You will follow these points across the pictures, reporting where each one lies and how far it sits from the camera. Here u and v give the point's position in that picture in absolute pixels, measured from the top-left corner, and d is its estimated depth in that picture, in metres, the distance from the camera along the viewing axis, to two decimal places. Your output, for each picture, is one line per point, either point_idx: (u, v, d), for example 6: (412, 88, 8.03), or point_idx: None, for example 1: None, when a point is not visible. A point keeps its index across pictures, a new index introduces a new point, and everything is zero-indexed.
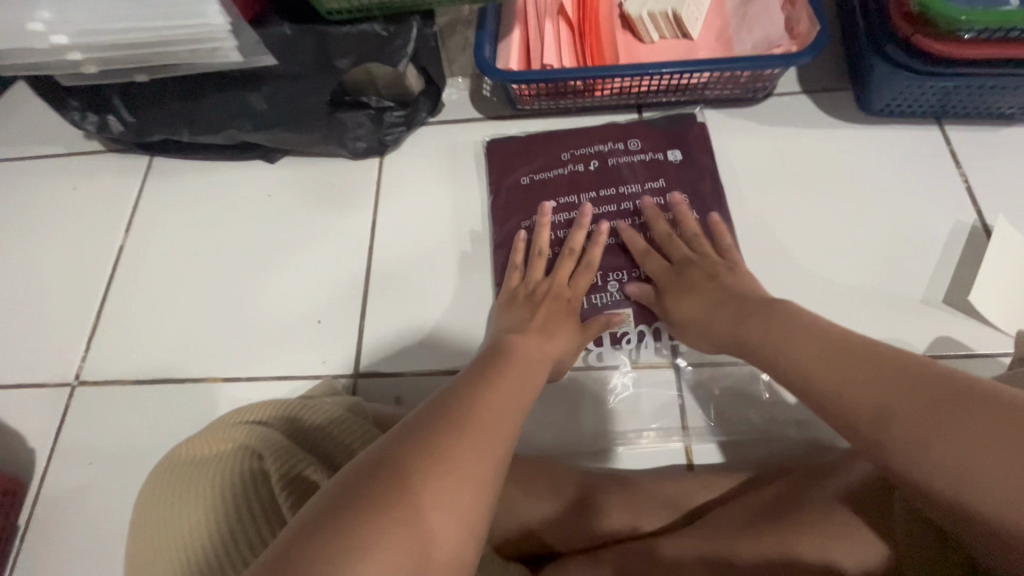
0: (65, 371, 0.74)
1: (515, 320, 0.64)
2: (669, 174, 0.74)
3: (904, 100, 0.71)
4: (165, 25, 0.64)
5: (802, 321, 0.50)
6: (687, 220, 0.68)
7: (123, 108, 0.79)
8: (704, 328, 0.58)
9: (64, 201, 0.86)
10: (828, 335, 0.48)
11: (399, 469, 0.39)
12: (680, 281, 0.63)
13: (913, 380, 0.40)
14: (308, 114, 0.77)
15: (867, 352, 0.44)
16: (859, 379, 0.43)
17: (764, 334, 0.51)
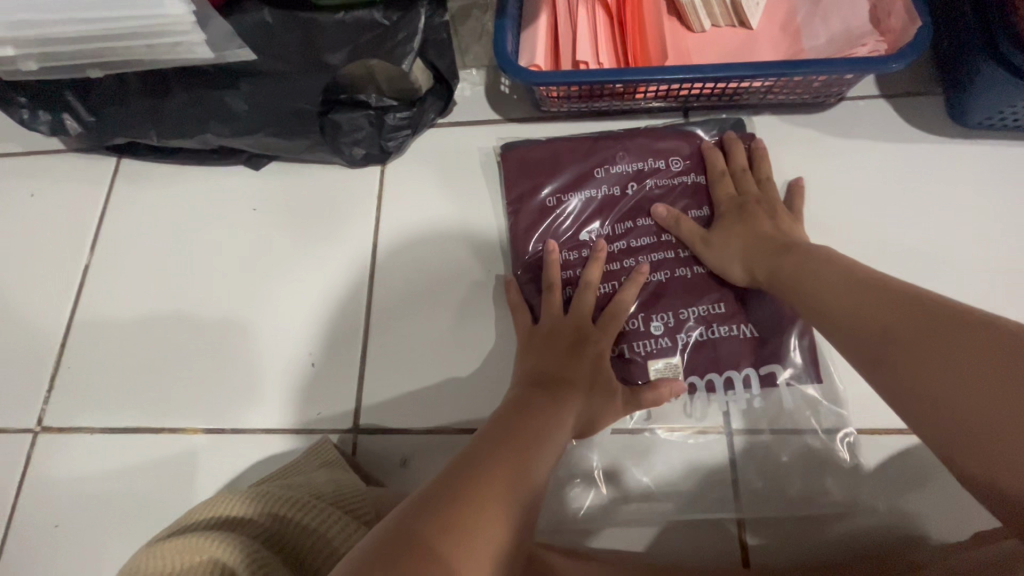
0: (25, 415, 0.65)
1: (539, 367, 0.54)
2: None
3: (1012, 113, 0.59)
4: (119, 17, 0.53)
5: (831, 260, 0.49)
6: (763, 162, 0.62)
7: (78, 105, 0.67)
8: (744, 259, 0.56)
9: (20, 211, 0.76)
10: (851, 270, 0.47)
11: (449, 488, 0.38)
12: (745, 212, 0.58)
13: (915, 308, 0.41)
14: (296, 118, 0.65)
15: (876, 282, 0.45)
16: (868, 308, 0.43)
17: (789, 272, 0.51)
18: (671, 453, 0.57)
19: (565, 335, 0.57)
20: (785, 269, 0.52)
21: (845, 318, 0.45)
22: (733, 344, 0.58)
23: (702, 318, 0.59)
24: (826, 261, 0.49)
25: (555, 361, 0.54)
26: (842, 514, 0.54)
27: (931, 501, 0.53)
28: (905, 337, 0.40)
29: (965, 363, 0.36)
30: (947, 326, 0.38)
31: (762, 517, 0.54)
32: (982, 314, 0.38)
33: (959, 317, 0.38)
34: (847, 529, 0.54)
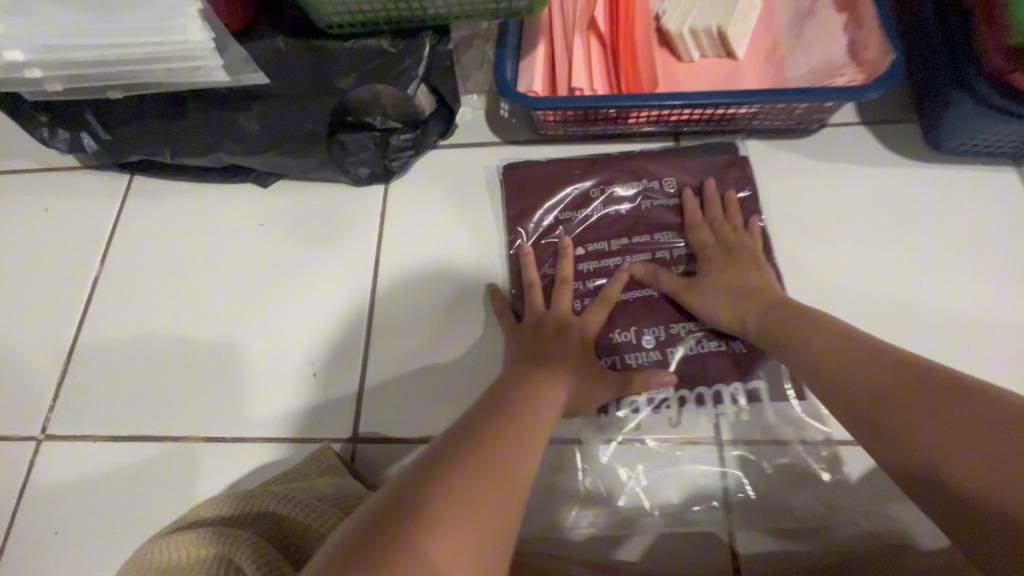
0: (30, 423, 0.66)
1: (533, 352, 0.56)
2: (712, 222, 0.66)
3: (983, 140, 0.62)
4: (139, 43, 0.55)
5: (808, 315, 0.52)
6: (734, 208, 0.65)
7: (97, 124, 0.70)
8: (729, 305, 0.57)
9: (34, 224, 0.78)
10: (835, 326, 0.50)
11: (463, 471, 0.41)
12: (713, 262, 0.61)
13: (894, 366, 0.44)
14: (306, 139, 0.68)
15: (853, 339, 0.48)
16: (842, 361, 0.47)
17: (766, 325, 0.54)
18: (664, 462, 0.58)
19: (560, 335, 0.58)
20: (762, 320, 0.55)
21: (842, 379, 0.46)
22: (723, 358, 0.60)
23: (694, 334, 0.62)
24: (802, 315, 0.52)
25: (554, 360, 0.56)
26: (830, 522, 0.55)
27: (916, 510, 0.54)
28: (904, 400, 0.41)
29: (936, 412, 0.39)
30: (926, 385, 0.41)
31: (752, 525, 0.56)
32: (953, 373, 0.41)
33: (931, 372, 0.42)
34: (833, 536, 0.55)
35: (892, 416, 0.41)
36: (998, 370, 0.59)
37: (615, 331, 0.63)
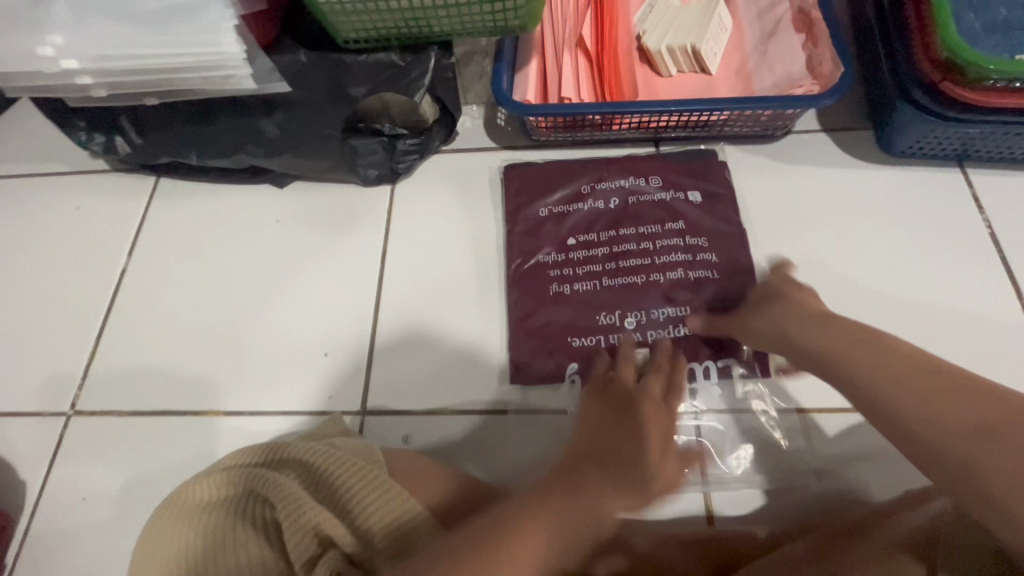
0: (59, 400, 0.71)
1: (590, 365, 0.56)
2: (692, 218, 0.73)
3: (927, 143, 0.70)
4: (178, 54, 0.62)
5: (864, 332, 0.51)
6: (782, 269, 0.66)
7: (130, 129, 0.77)
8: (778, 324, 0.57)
9: (64, 221, 0.84)
10: (896, 345, 0.49)
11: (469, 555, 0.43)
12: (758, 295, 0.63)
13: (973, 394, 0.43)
14: (321, 143, 0.75)
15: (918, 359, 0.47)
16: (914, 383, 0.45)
17: (825, 339, 0.53)
18: None
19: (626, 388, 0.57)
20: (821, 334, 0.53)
21: (920, 420, 0.44)
22: (698, 338, 0.67)
23: (672, 317, 0.68)
24: (858, 332, 0.52)
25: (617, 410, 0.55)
26: (796, 482, 0.60)
27: (873, 471, 0.60)
28: (1009, 443, 0.39)
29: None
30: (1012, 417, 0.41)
31: (726, 485, 0.61)
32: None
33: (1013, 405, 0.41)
34: (799, 495, 0.60)
35: (988, 475, 0.39)
36: (947, 348, 0.65)
37: (599, 313, 0.69)
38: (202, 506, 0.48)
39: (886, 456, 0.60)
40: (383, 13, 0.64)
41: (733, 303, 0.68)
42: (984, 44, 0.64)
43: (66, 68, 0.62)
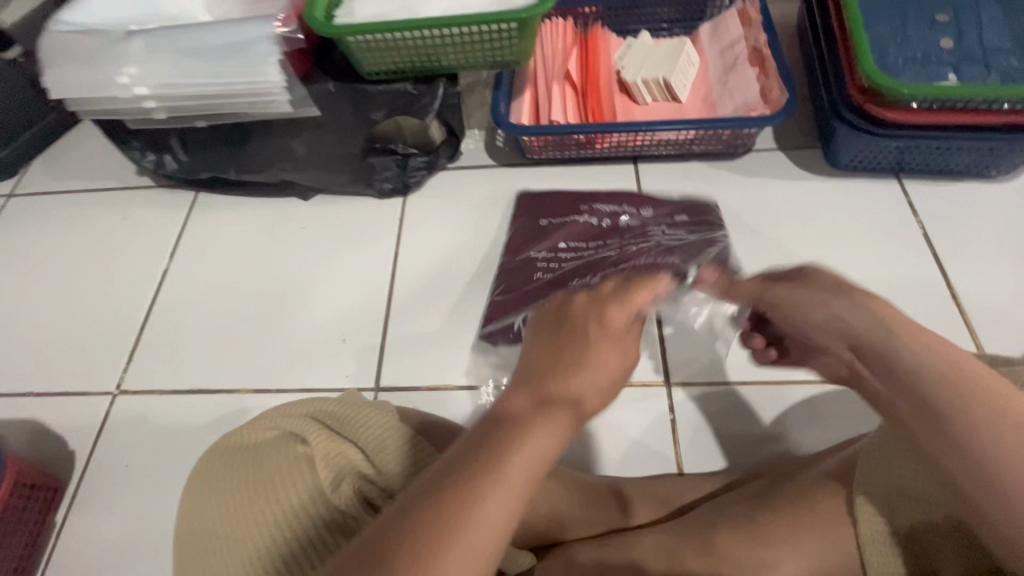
0: (106, 382, 0.80)
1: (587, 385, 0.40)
2: (660, 207, 0.85)
3: (865, 156, 0.81)
4: (229, 83, 0.74)
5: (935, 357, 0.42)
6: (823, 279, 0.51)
7: (178, 148, 0.89)
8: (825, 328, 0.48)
9: (113, 228, 0.95)
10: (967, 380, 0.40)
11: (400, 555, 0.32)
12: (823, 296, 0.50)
13: None
14: (344, 159, 0.87)
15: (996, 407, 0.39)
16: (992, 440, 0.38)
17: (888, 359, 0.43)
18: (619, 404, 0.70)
19: (582, 303, 0.45)
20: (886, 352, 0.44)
21: (966, 474, 0.39)
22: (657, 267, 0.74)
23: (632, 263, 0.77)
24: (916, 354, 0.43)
25: (596, 362, 0.42)
26: (759, 446, 0.67)
27: (826, 434, 0.67)
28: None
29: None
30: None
31: (696, 445, 0.68)
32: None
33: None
34: (761, 456, 0.67)
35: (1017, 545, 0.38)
36: None
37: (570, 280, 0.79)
38: (251, 445, 0.56)
39: (837, 420, 0.68)
40: (402, 49, 0.77)
41: (690, 253, 0.77)
42: (906, 74, 0.76)
43: (136, 94, 0.75)
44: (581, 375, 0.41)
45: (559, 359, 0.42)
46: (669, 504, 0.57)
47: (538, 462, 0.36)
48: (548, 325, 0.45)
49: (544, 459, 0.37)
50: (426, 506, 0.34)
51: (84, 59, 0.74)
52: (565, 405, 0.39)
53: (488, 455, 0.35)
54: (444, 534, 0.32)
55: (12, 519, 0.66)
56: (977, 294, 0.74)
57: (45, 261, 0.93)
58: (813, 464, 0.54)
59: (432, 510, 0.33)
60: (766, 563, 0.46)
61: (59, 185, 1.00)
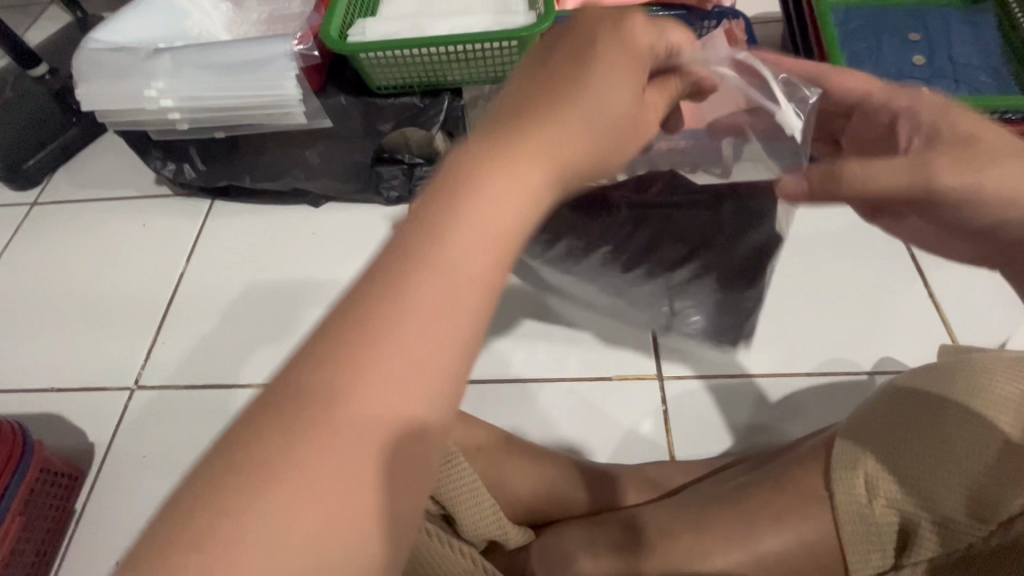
0: (125, 378, 0.83)
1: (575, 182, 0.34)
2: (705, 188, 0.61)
3: None
4: (249, 95, 0.80)
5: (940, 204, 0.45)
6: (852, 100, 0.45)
7: (197, 158, 0.94)
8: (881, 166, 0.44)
9: (133, 234, 1.00)
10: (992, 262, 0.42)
11: (337, 353, 0.28)
12: (967, 142, 0.45)
13: None
14: (353, 167, 0.91)
15: None
16: None
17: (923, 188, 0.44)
18: (614, 396, 0.74)
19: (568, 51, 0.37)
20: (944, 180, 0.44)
21: None
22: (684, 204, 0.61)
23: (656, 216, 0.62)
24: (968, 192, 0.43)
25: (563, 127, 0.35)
26: (749, 435, 0.71)
27: (812, 423, 0.71)
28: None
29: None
30: None
31: (689, 434, 0.71)
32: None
33: None
34: (750, 445, 0.70)
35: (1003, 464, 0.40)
36: (876, 327, 0.77)
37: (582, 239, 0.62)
38: None
39: (821, 410, 0.72)
40: (410, 65, 0.84)
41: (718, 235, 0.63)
42: None
43: (163, 106, 0.80)
44: (545, 136, 0.34)
45: (521, 119, 0.34)
46: (662, 485, 0.60)
47: (494, 241, 0.31)
48: (521, 83, 0.37)
49: (500, 238, 0.31)
50: (361, 297, 0.29)
51: (115, 73, 0.79)
52: (523, 169, 0.33)
53: (426, 234, 0.30)
54: (384, 331, 0.28)
55: (36, 505, 0.69)
56: (956, 292, 0.78)
57: (68, 265, 0.97)
58: (797, 444, 0.57)
59: (369, 295, 0.29)
60: (751, 534, 0.49)
61: (81, 194, 1.05)
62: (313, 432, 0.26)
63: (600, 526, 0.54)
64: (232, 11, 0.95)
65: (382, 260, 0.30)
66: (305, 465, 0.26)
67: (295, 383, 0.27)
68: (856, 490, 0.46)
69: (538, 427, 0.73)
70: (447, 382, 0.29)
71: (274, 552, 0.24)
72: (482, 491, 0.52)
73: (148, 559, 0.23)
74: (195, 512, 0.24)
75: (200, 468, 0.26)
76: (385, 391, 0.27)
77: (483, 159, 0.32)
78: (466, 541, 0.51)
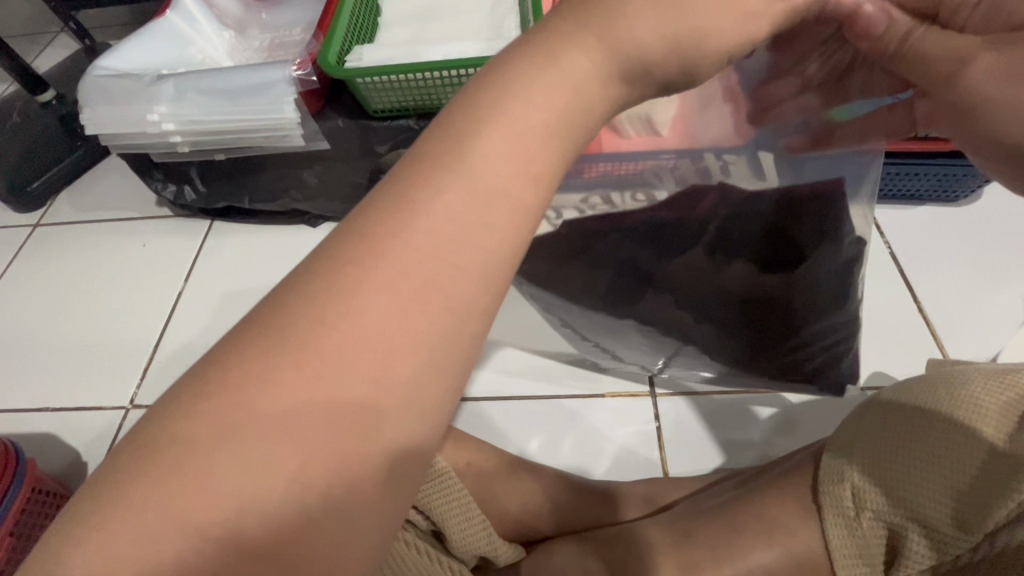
0: (121, 397, 0.84)
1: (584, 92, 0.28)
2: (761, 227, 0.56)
3: None
4: (248, 118, 0.82)
5: None
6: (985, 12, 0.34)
7: (197, 179, 0.96)
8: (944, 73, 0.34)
9: (133, 255, 1.01)
10: None
11: (346, 271, 0.26)
12: None
13: None
14: (349, 187, 0.93)
15: None
16: None
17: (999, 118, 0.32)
18: (608, 414, 0.74)
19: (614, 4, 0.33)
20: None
21: None
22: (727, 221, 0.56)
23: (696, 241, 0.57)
24: None
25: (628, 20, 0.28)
26: (743, 450, 0.71)
27: (805, 438, 0.71)
28: None
29: None
30: None
31: (681, 453, 0.71)
32: None
33: None
34: (742, 461, 0.70)
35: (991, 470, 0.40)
36: (867, 341, 0.77)
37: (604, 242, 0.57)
38: None
39: (814, 425, 0.72)
40: (405, 88, 0.86)
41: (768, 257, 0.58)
42: None
43: (165, 130, 0.82)
44: (594, 32, 0.28)
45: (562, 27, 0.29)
46: (656, 500, 0.60)
47: (520, 155, 0.27)
48: None
49: (526, 157, 0.28)
50: (372, 214, 0.27)
51: (119, 98, 0.82)
52: (563, 66, 0.28)
53: (445, 148, 0.28)
54: (392, 250, 0.26)
55: (27, 525, 0.69)
56: (947, 308, 0.78)
57: (67, 286, 0.98)
58: (788, 456, 0.57)
59: (378, 213, 0.27)
60: (740, 550, 0.49)
61: (83, 215, 1.07)
62: (309, 354, 0.25)
63: (591, 542, 0.54)
64: (235, 39, 0.99)
65: (400, 175, 0.28)
66: (296, 386, 0.24)
67: (305, 295, 0.26)
68: (842, 503, 0.47)
69: (531, 444, 0.73)
70: (455, 317, 0.26)
71: (252, 475, 0.23)
72: (470, 505, 0.52)
73: (122, 479, 0.23)
74: (179, 428, 0.24)
75: (191, 382, 0.25)
76: (383, 323, 0.25)
77: (523, 66, 0.28)
78: (455, 557, 0.50)
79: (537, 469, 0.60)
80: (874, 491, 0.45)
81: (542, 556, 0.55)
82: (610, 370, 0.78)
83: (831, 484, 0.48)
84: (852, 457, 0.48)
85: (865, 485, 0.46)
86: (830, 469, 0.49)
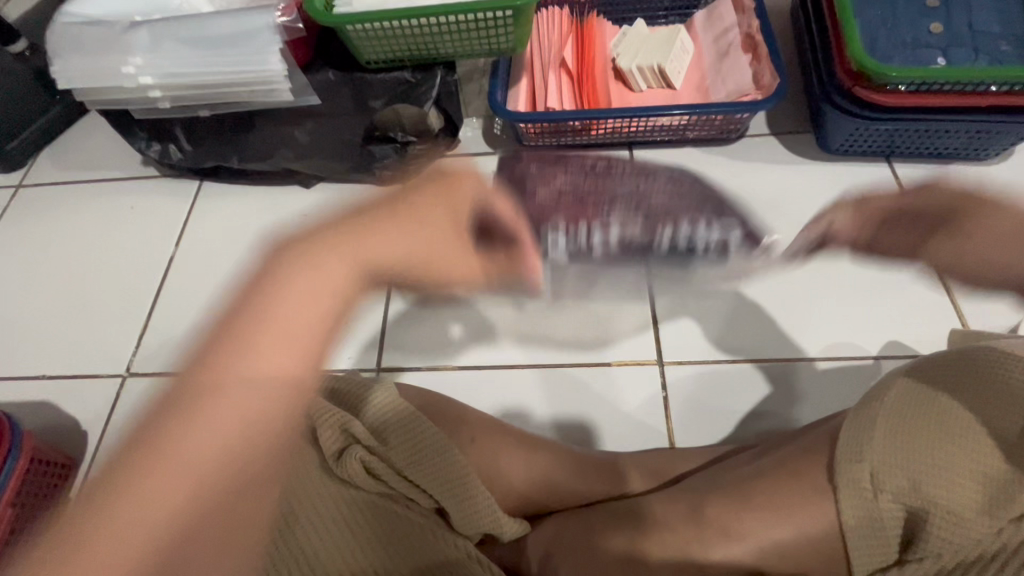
0: (117, 365, 0.82)
1: None
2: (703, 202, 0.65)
3: (857, 139, 0.82)
4: (232, 70, 0.76)
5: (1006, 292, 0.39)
6: None
7: (182, 138, 0.91)
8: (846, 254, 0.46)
9: (122, 217, 0.97)
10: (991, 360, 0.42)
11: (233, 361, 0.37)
12: None
13: None
14: (343, 146, 0.88)
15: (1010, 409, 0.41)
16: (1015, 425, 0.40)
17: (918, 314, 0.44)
18: (614, 383, 0.73)
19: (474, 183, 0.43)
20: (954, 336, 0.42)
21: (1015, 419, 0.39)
22: None
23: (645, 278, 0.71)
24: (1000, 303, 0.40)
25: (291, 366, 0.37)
26: (752, 420, 0.69)
27: (815, 409, 0.69)
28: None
29: None
30: None
31: (688, 423, 0.70)
32: None
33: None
34: (750, 430, 0.69)
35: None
36: (884, 309, 0.74)
37: None
38: None
39: (825, 396, 0.70)
40: (401, 38, 0.80)
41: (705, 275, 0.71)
42: (895, 58, 0.77)
43: (143, 83, 0.76)
44: (352, 245, 0.40)
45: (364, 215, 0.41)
46: (663, 473, 0.59)
47: (313, 308, 0.39)
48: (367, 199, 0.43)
49: (321, 302, 0.39)
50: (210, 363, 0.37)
51: (92, 49, 0.76)
52: (315, 263, 0.39)
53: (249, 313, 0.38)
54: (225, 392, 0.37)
55: (30, 494, 0.68)
56: None
57: (54, 250, 0.95)
58: (805, 430, 0.55)
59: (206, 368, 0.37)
60: (750, 527, 0.48)
61: (67, 175, 1.02)
62: (216, 388, 0.37)
63: (596, 519, 0.53)
64: None
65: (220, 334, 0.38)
66: (204, 417, 0.36)
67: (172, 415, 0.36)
68: (860, 484, 0.45)
69: (535, 411, 0.72)
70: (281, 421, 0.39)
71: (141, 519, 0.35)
72: (473, 483, 0.50)
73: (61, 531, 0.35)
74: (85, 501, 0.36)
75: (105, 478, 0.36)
76: (217, 430, 0.37)
77: (285, 265, 0.39)
78: (458, 533, 0.48)
79: (541, 442, 0.59)
80: (897, 475, 0.43)
81: (547, 531, 0.54)
82: (617, 338, 0.75)
83: (849, 460, 0.45)
84: (872, 432, 0.45)
85: (886, 466, 0.44)
86: (848, 447, 0.46)
